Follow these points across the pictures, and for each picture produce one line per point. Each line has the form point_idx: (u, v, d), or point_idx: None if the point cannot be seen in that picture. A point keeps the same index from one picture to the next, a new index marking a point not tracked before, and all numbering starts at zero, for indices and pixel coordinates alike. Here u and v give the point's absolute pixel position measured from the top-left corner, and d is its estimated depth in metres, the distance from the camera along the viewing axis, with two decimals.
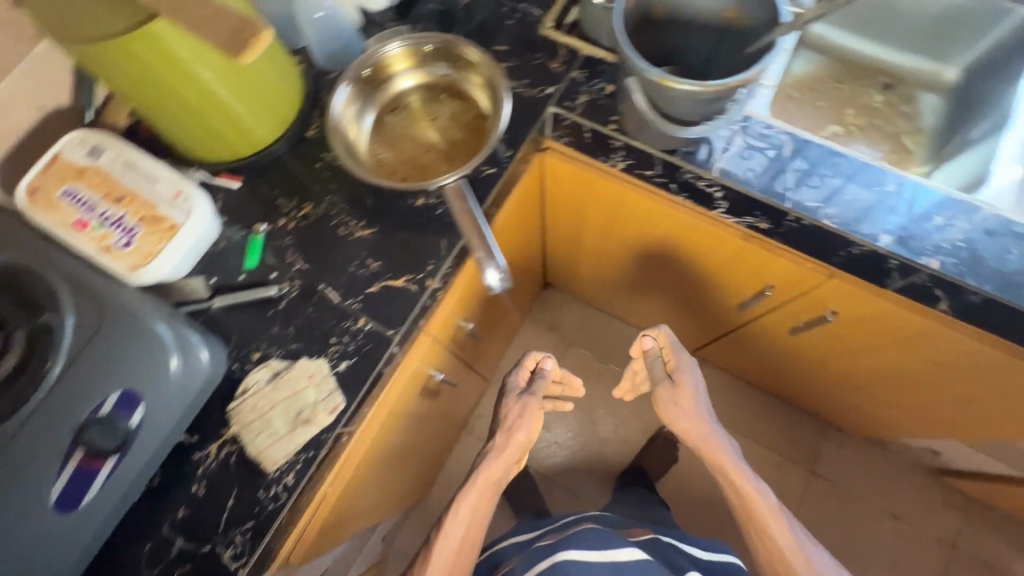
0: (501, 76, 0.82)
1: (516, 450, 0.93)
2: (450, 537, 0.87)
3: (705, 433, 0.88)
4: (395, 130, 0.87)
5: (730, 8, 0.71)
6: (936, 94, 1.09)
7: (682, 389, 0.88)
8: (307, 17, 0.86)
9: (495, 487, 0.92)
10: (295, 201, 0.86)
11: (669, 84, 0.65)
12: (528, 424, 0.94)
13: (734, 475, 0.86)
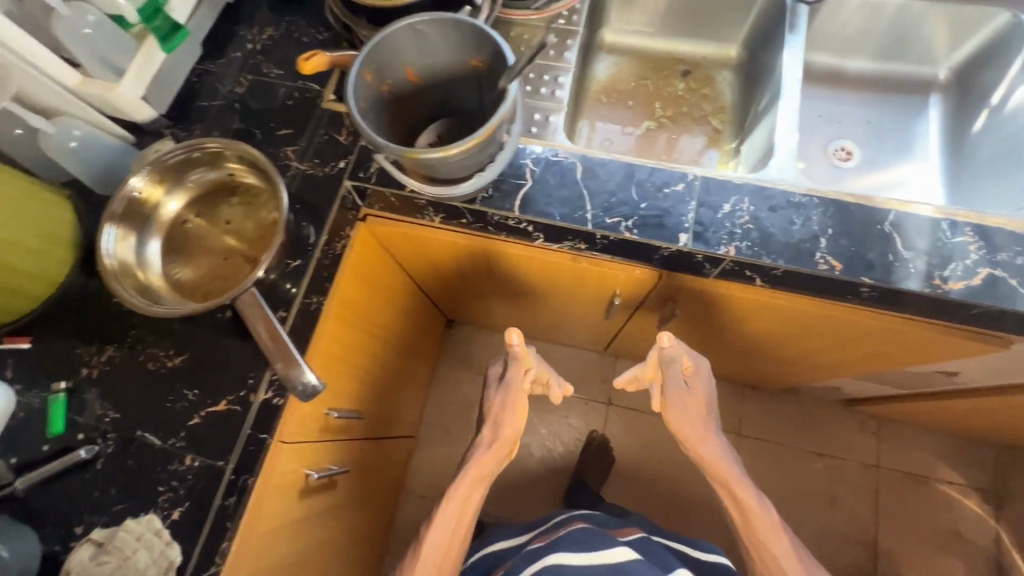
0: (258, 152, 0.78)
1: (502, 440, 0.90)
2: (439, 531, 0.86)
3: (711, 446, 0.87)
4: (187, 252, 0.82)
5: (471, 57, 0.71)
6: (728, 70, 1.15)
7: (689, 402, 0.86)
8: (59, 149, 0.79)
9: (487, 478, 0.90)
10: (94, 346, 0.79)
11: (416, 155, 0.63)
12: (512, 415, 0.90)
13: (737, 488, 0.85)
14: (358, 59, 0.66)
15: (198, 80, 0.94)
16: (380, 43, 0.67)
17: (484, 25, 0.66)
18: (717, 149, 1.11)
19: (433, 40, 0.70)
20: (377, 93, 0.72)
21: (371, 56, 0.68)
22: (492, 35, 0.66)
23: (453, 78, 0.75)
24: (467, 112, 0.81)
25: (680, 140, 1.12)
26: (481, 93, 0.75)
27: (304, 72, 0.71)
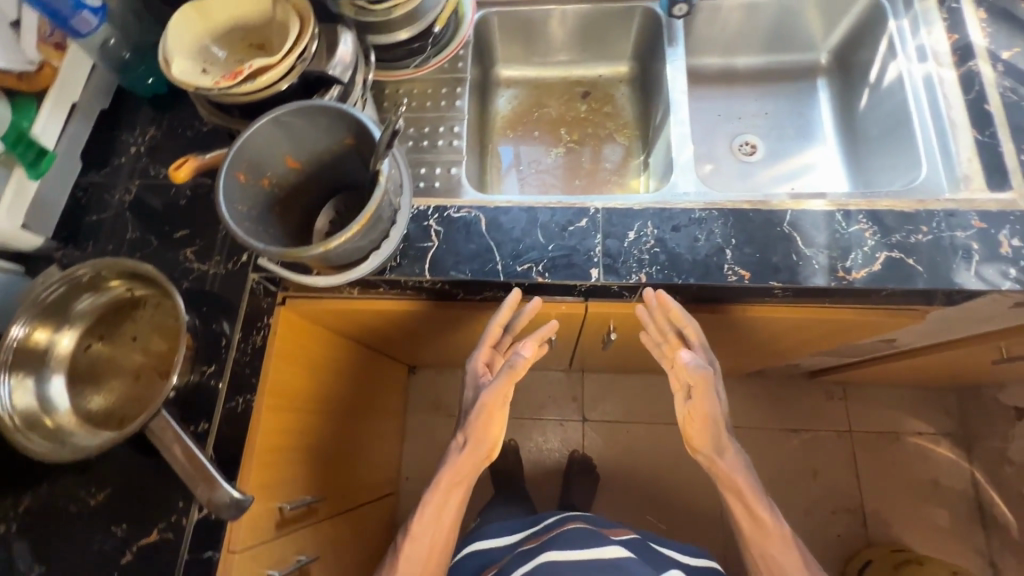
0: (139, 263, 0.75)
1: (480, 444, 0.82)
2: (416, 542, 0.84)
3: (723, 461, 0.79)
4: (94, 383, 0.78)
5: (345, 136, 0.70)
6: (625, 85, 1.17)
7: (698, 415, 0.75)
8: None
9: (464, 481, 0.84)
10: (8, 499, 0.74)
11: (295, 254, 0.63)
12: (494, 428, 0.82)
13: (747, 490, 0.78)
14: (224, 163, 0.64)
15: (85, 194, 0.91)
16: (245, 143, 0.66)
17: (347, 107, 0.65)
18: (629, 163, 1.12)
19: (301, 128, 0.68)
20: (257, 190, 0.70)
21: (239, 156, 0.66)
22: (357, 114, 0.66)
23: (336, 160, 0.74)
24: (359, 186, 0.79)
25: (590, 161, 1.13)
26: (365, 166, 0.74)
27: (179, 180, 0.69)
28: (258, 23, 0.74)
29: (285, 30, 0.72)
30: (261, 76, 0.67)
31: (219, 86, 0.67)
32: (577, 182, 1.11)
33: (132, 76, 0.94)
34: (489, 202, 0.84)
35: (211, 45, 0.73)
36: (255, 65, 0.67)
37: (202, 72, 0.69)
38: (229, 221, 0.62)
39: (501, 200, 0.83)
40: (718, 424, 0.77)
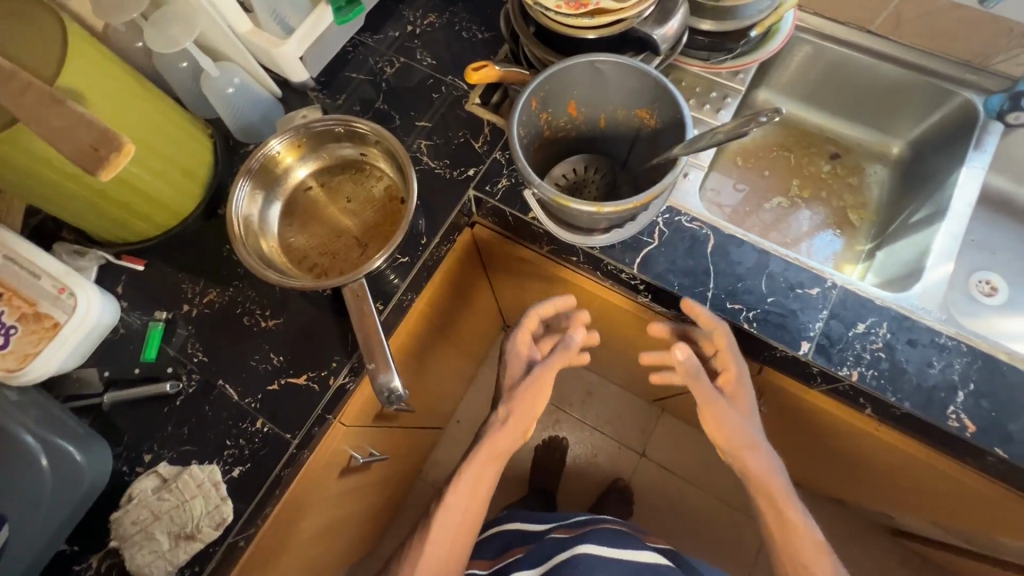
0: (396, 142, 0.78)
1: (522, 420, 0.76)
2: (446, 519, 0.75)
3: (756, 459, 0.71)
4: (302, 219, 0.82)
5: (641, 106, 0.70)
6: (882, 165, 1.06)
7: (715, 408, 0.71)
8: (216, 93, 0.81)
9: (502, 458, 0.77)
10: (199, 286, 0.82)
11: (565, 201, 0.62)
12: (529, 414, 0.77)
13: (777, 493, 0.71)
14: (533, 84, 0.65)
15: (352, 50, 0.95)
16: (556, 74, 0.66)
17: (671, 83, 0.64)
18: (847, 246, 1.03)
19: (608, 81, 0.68)
20: (535, 121, 0.71)
21: (543, 84, 0.67)
22: (675, 94, 0.65)
23: (618, 122, 0.74)
24: (615, 154, 0.79)
25: (808, 227, 1.05)
26: (641, 139, 0.74)
27: (471, 80, 0.71)
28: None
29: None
30: (602, 15, 0.65)
31: (557, 8, 0.65)
32: (786, 241, 1.03)
33: None
34: (722, 226, 0.79)
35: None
36: (601, 2, 0.65)
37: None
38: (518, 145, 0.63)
39: (735, 231, 0.78)
40: (738, 426, 0.72)
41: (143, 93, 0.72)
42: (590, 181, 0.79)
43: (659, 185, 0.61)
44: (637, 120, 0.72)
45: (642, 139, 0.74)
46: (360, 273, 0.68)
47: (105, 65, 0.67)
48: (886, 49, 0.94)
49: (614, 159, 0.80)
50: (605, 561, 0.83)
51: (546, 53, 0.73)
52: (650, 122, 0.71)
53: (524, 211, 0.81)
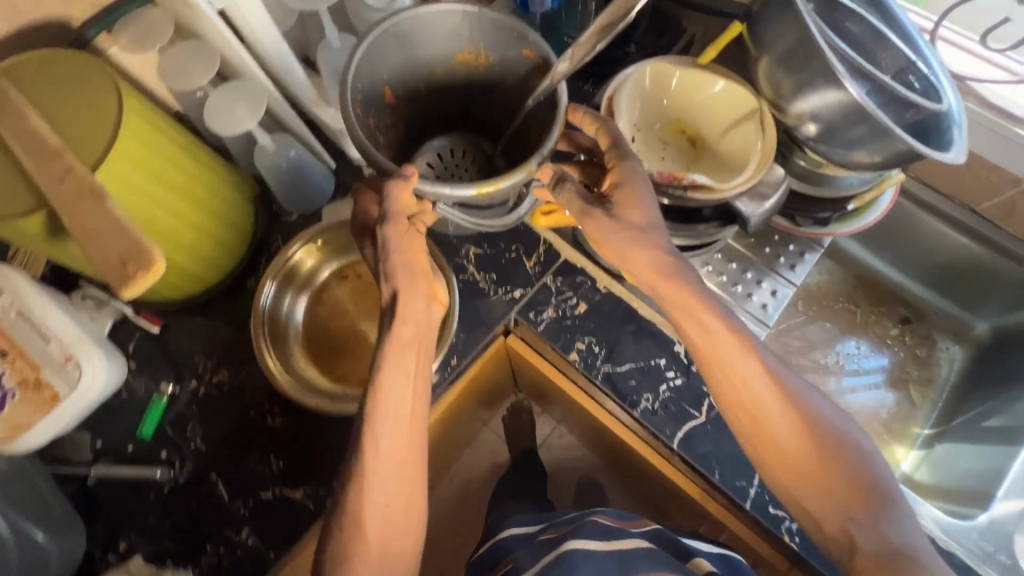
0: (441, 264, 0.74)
1: (411, 278, 0.61)
2: (393, 394, 0.59)
3: (675, 262, 0.60)
4: (329, 312, 0.78)
5: (460, 47, 0.66)
6: (958, 344, 0.97)
7: (617, 229, 0.60)
8: (270, 166, 0.77)
9: (416, 343, 0.61)
10: (212, 362, 0.77)
11: (492, 187, 0.56)
12: (408, 268, 0.61)
13: (703, 305, 0.61)
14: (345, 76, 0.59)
15: None
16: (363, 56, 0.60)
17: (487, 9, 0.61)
18: (902, 424, 0.95)
19: (412, 42, 0.64)
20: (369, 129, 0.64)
21: (358, 83, 0.61)
22: (498, 19, 0.61)
23: (436, 71, 0.68)
24: (461, 112, 0.75)
25: (863, 392, 0.96)
26: (476, 96, 0.72)
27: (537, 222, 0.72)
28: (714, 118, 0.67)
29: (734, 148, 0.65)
30: (695, 190, 0.60)
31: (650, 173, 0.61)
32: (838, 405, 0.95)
33: None
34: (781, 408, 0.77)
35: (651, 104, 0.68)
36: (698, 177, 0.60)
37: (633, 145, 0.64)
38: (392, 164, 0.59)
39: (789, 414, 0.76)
40: (642, 242, 0.60)
41: (189, 166, 0.68)
42: (460, 162, 0.75)
43: (554, 128, 0.58)
44: (464, 66, 0.68)
45: (479, 82, 0.70)
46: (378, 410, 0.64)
47: (155, 143, 0.62)
48: (986, 230, 0.87)
49: (470, 129, 0.76)
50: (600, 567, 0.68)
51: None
52: (479, 59, 0.67)
53: (568, 354, 0.75)
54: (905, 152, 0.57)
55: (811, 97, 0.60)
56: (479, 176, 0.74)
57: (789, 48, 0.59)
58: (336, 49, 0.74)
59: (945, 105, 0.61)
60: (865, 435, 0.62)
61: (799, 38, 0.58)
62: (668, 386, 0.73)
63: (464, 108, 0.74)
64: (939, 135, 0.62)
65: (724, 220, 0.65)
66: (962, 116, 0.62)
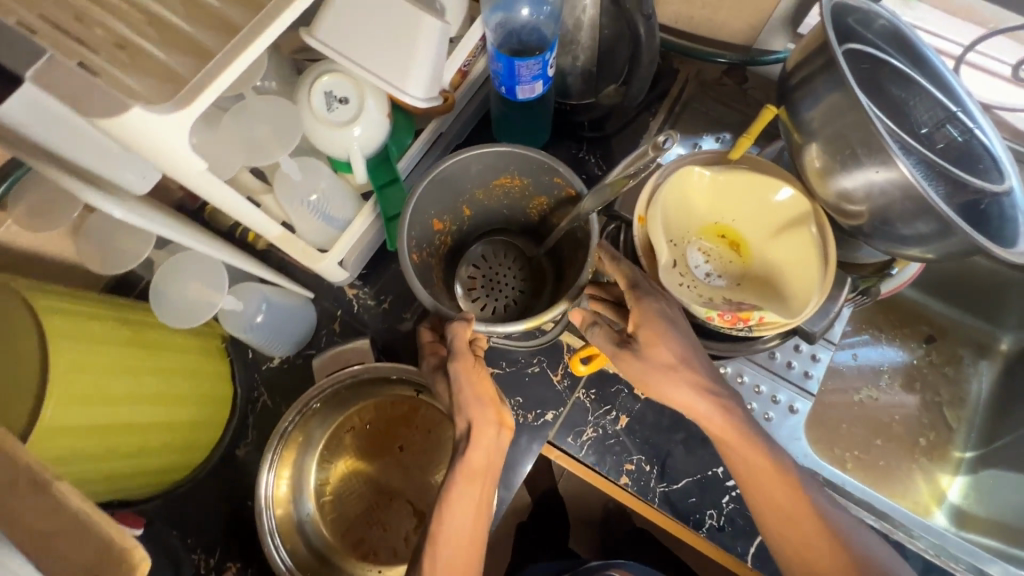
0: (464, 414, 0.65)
1: (479, 404, 0.54)
2: (453, 532, 0.54)
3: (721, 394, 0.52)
4: (340, 479, 0.67)
5: (499, 175, 0.62)
6: (985, 359, 0.95)
7: (647, 374, 0.51)
8: (242, 327, 0.64)
9: (484, 474, 0.55)
10: (214, 558, 0.66)
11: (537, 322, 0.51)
12: (479, 399, 0.54)
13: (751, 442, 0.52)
14: (400, 232, 0.56)
15: None
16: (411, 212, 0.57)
17: (524, 147, 0.57)
18: (942, 450, 0.93)
19: (453, 180, 0.60)
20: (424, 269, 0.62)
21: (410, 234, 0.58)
22: (539, 155, 0.58)
23: (475, 195, 0.65)
24: (508, 223, 0.71)
25: (900, 423, 0.94)
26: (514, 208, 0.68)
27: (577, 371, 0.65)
28: (758, 219, 0.56)
29: (788, 258, 0.54)
30: (764, 329, 0.50)
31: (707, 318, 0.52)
32: (877, 442, 0.93)
33: (520, 125, 0.74)
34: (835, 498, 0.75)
35: (684, 211, 0.57)
36: (766, 315, 0.50)
37: (676, 281, 0.54)
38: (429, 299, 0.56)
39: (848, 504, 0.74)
40: (689, 386, 0.50)
41: (148, 363, 0.56)
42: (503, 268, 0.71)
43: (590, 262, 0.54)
44: (503, 188, 0.64)
45: (520, 204, 0.67)
46: None
47: (103, 360, 0.51)
48: None
49: (506, 231, 0.72)
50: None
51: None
52: (517, 185, 0.63)
53: (617, 478, 0.68)
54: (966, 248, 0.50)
55: (856, 172, 0.52)
56: (525, 281, 0.71)
57: (847, 142, 0.51)
58: (298, 180, 0.61)
59: (1006, 189, 0.55)
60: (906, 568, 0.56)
61: (861, 133, 0.50)
62: (730, 497, 0.67)
63: (504, 219, 0.70)
64: (1000, 218, 0.56)
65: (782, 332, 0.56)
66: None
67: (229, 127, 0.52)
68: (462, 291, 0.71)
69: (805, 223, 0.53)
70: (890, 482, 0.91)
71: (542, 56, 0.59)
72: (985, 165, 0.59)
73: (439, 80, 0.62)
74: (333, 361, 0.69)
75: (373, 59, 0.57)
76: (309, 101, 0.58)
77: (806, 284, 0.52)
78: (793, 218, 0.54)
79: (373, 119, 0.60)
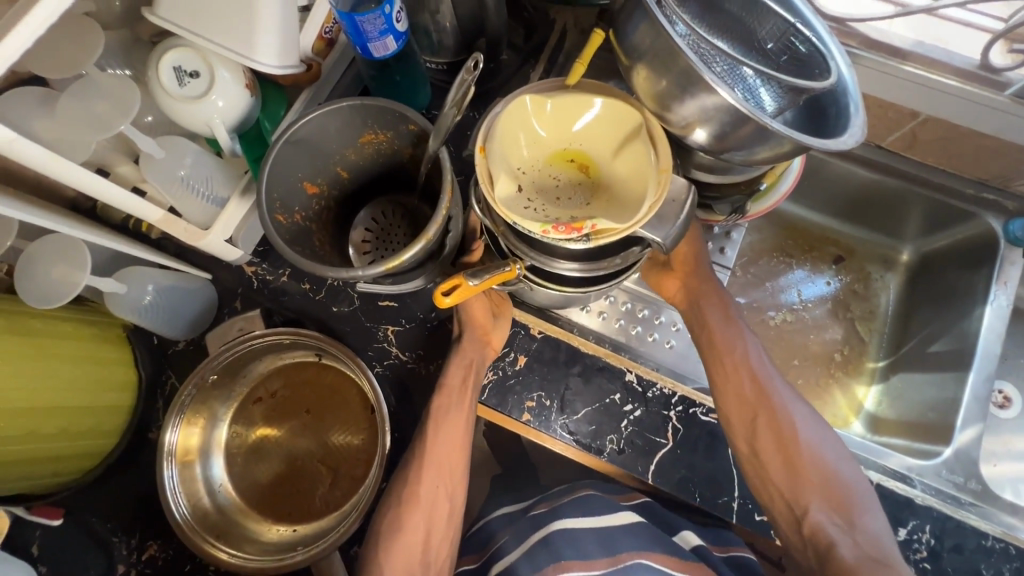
0: (361, 367, 0.67)
1: (471, 321, 0.68)
2: (445, 395, 0.67)
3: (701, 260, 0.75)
4: (248, 448, 0.69)
5: (362, 131, 0.64)
6: (890, 271, 0.99)
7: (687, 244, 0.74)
8: (131, 309, 0.66)
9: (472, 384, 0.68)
10: (135, 538, 0.68)
11: (397, 260, 0.56)
12: (479, 320, 0.68)
13: (708, 292, 0.73)
14: (261, 191, 0.58)
15: None
16: (273, 168, 0.59)
17: (369, 96, 0.59)
18: (858, 363, 0.96)
19: (316, 140, 0.62)
20: (297, 228, 0.64)
21: (273, 194, 0.60)
22: (391, 104, 0.60)
23: (345, 156, 0.66)
24: (389, 182, 0.72)
25: (816, 341, 0.96)
26: (391, 165, 0.69)
27: (443, 307, 0.58)
28: (601, 141, 0.59)
29: (628, 174, 0.57)
30: (600, 237, 0.51)
31: (544, 233, 0.52)
32: (794, 362, 0.95)
33: (392, 92, 0.75)
34: None
35: (531, 143, 0.59)
36: (598, 224, 0.52)
37: (522, 206, 0.55)
38: (291, 253, 0.56)
39: None
40: (697, 249, 0.75)
41: (28, 349, 0.57)
42: (391, 224, 0.72)
43: (442, 195, 0.58)
44: (371, 146, 0.66)
45: (394, 159, 0.68)
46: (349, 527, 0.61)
47: None
48: (892, 162, 0.87)
49: (393, 190, 0.73)
50: (583, 552, 0.65)
51: (527, 254, 0.57)
52: (383, 140, 0.66)
53: (519, 415, 0.71)
54: (791, 146, 0.52)
55: (688, 102, 0.53)
56: (412, 236, 0.72)
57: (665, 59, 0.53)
58: (161, 158, 0.62)
59: (831, 81, 0.55)
60: (829, 436, 0.67)
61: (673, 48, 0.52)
62: (629, 421, 0.70)
63: (385, 177, 0.71)
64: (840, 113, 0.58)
65: (639, 244, 0.58)
66: (858, 104, 0.58)
67: (66, 109, 0.53)
68: (354, 253, 0.71)
69: (642, 139, 0.56)
70: (810, 399, 0.93)
71: (382, 10, 0.60)
72: (818, 68, 0.60)
73: (292, 47, 0.63)
74: (223, 334, 0.74)
75: (211, 28, 0.58)
76: (158, 77, 0.60)
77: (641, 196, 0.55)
78: (630, 136, 0.57)
79: (227, 85, 0.61)
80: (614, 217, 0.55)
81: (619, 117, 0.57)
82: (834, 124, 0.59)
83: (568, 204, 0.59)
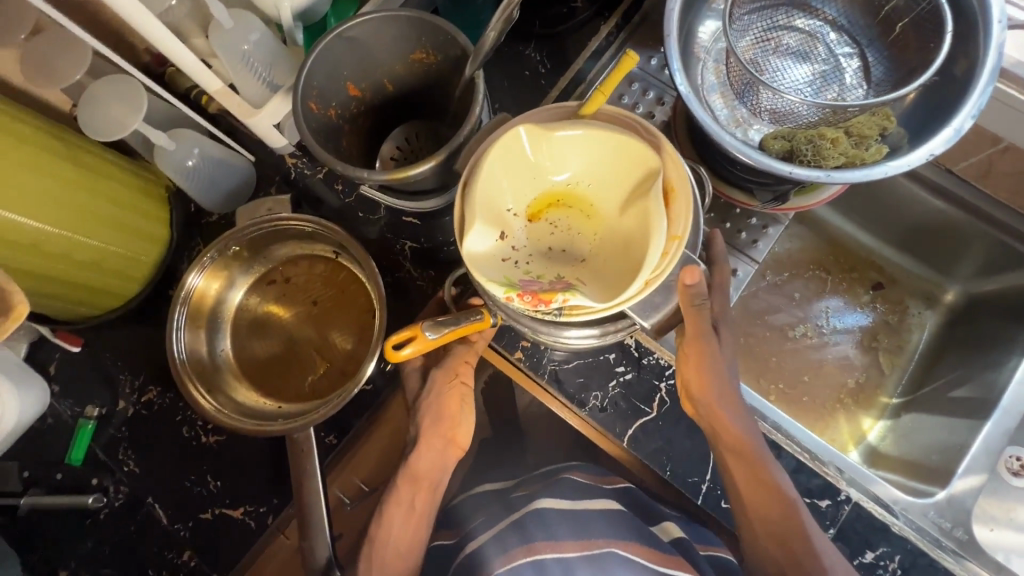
0: (365, 263, 0.68)
1: (432, 423, 0.68)
2: (395, 504, 0.66)
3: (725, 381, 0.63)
4: (253, 322, 0.73)
5: (414, 48, 0.65)
6: (930, 309, 0.93)
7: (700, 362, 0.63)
8: (175, 169, 0.69)
9: (426, 488, 0.68)
10: (139, 381, 0.74)
11: (403, 174, 0.58)
12: (438, 421, 0.69)
13: (731, 429, 0.63)
14: (302, 79, 0.61)
15: None
16: (319, 59, 0.61)
17: (427, 10, 0.60)
18: (871, 395, 0.91)
19: (368, 43, 0.64)
20: (329, 126, 0.66)
21: (314, 84, 0.62)
22: (446, 26, 0.61)
23: (395, 69, 0.68)
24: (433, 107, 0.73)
25: (832, 363, 0.92)
26: (432, 88, 0.70)
27: (399, 359, 0.59)
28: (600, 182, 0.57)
29: (628, 228, 0.56)
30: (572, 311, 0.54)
31: (510, 298, 0.54)
32: (804, 377, 0.92)
33: (458, 17, 0.76)
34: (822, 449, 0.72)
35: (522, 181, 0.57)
36: (569, 299, 0.54)
37: (500, 257, 0.57)
38: (314, 144, 0.59)
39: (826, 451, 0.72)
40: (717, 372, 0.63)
41: (80, 179, 0.62)
42: (425, 144, 0.73)
43: (468, 121, 0.60)
44: (420, 66, 0.68)
45: (440, 83, 0.69)
46: (320, 413, 0.62)
47: (24, 153, 0.56)
48: (960, 192, 0.82)
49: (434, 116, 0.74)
50: (553, 531, 0.62)
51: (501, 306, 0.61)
52: (432, 62, 0.67)
53: (512, 351, 0.72)
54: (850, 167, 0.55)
55: None
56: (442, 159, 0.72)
57: None
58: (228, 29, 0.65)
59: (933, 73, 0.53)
60: None
61: None
62: (617, 382, 0.70)
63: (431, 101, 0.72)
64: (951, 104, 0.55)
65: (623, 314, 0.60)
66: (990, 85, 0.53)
67: None
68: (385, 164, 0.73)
69: (652, 192, 0.54)
70: (811, 418, 0.90)
71: None
72: (935, 43, 0.57)
73: None
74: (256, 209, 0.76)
75: None
76: None
77: (627, 269, 0.55)
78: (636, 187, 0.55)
79: None
80: (598, 288, 0.56)
81: (631, 156, 0.55)
82: (947, 111, 0.56)
83: (561, 253, 0.59)
